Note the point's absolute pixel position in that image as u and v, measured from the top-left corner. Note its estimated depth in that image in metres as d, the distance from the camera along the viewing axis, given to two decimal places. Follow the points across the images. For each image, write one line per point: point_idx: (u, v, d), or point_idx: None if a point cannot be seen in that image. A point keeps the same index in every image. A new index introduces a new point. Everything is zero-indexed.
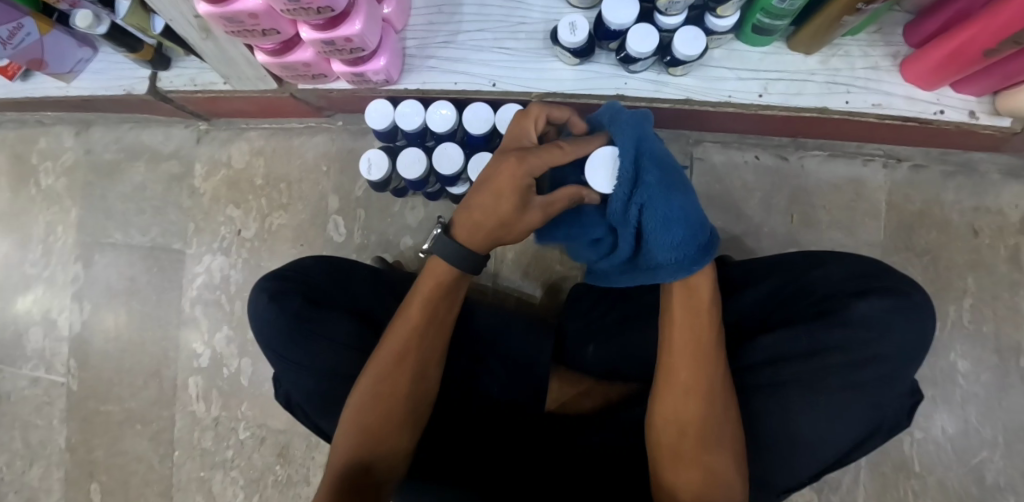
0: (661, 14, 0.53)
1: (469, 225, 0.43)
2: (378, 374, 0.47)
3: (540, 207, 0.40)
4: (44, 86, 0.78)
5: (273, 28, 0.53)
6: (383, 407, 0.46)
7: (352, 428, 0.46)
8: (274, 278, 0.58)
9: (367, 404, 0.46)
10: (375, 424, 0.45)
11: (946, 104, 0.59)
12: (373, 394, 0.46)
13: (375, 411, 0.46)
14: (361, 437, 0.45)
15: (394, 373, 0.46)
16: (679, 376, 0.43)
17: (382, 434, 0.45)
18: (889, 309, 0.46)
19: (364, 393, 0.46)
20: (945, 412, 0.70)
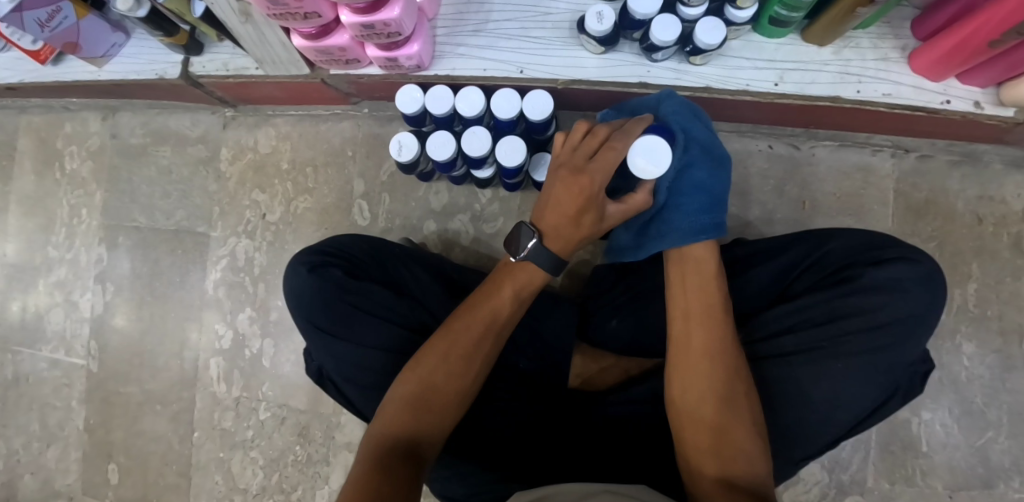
0: (684, 5, 0.56)
1: (554, 233, 0.48)
2: (441, 353, 0.47)
3: (618, 212, 0.49)
4: (76, 70, 0.80)
5: (314, 11, 0.55)
6: (441, 385, 0.47)
7: (399, 404, 0.46)
8: (310, 252, 0.59)
9: (427, 379, 0.46)
10: (424, 401, 0.46)
11: (952, 94, 0.62)
12: (435, 370, 0.47)
13: (433, 387, 0.46)
14: (413, 410, 0.45)
15: (448, 353, 0.48)
16: (700, 352, 0.45)
17: (435, 410, 0.46)
18: (905, 276, 0.49)
19: (422, 370, 0.47)
20: (951, 393, 0.73)
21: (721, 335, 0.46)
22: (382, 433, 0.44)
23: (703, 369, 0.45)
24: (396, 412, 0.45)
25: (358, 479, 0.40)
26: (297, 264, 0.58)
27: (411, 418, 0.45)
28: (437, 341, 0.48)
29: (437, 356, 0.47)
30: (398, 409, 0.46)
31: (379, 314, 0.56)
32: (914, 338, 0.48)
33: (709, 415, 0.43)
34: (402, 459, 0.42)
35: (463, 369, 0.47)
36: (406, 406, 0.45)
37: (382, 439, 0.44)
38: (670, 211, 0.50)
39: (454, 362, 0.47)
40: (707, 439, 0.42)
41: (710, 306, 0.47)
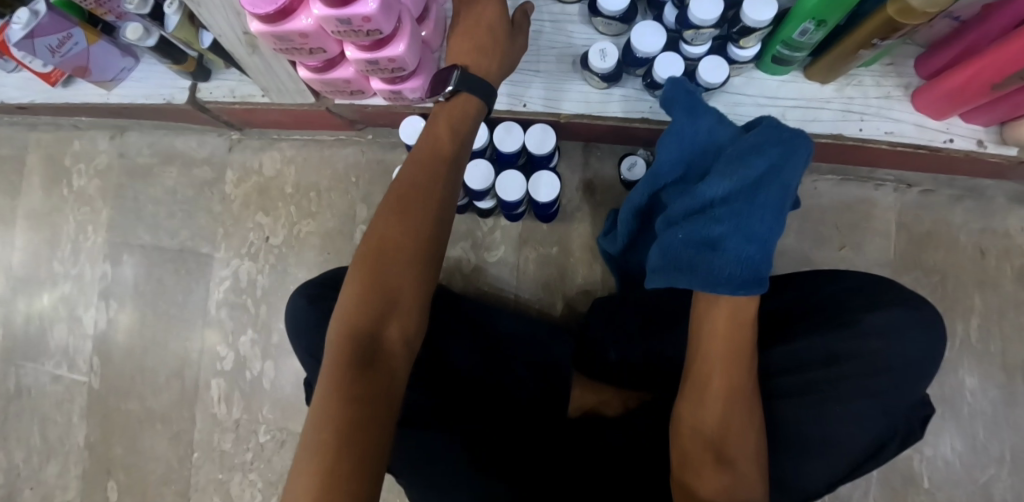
0: (687, 43, 0.59)
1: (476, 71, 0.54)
2: (372, 252, 0.43)
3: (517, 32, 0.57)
4: (85, 93, 0.81)
5: (320, 46, 0.57)
6: (386, 290, 0.41)
7: (362, 268, 0.42)
8: (313, 284, 0.61)
9: (386, 229, 0.43)
10: (388, 254, 0.42)
11: (955, 132, 0.62)
12: (385, 251, 0.42)
13: (389, 242, 0.43)
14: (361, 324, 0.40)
15: (411, 198, 0.45)
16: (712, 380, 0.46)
17: (399, 266, 0.42)
18: (904, 321, 0.49)
19: (362, 277, 0.41)
20: (954, 428, 0.72)
21: (733, 370, 0.46)
22: (348, 314, 0.41)
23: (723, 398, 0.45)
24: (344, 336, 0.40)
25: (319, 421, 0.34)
26: (299, 297, 0.60)
27: (363, 326, 0.40)
28: (366, 249, 0.43)
29: (370, 257, 0.42)
30: (345, 326, 0.40)
31: None
32: (913, 380, 0.48)
33: (708, 442, 0.45)
34: (366, 346, 0.39)
35: (421, 212, 0.44)
36: (350, 322, 0.40)
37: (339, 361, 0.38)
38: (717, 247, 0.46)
39: (415, 213, 0.44)
40: (711, 463, 0.44)
41: (733, 346, 0.46)
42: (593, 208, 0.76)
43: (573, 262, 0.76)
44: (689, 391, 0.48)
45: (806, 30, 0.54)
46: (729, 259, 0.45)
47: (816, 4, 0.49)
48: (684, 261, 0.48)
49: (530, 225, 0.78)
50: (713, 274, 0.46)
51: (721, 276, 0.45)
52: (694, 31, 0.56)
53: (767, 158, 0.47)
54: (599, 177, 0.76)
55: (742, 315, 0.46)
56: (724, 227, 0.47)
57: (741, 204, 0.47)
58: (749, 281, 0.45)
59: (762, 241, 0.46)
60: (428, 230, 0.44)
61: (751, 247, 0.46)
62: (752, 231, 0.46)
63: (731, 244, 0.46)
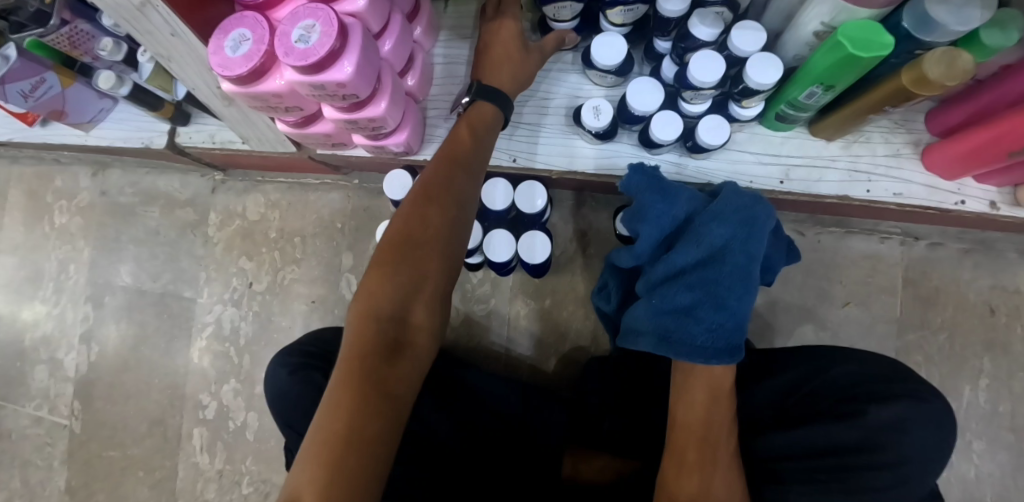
0: (685, 101, 0.56)
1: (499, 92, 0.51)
2: (399, 238, 0.42)
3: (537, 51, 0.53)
4: (62, 133, 0.78)
5: (296, 105, 0.54)
6: (409, 282, 0.41)
7: (384, 258, 0.41)
8: (294, 351, 0.58)
9: (410, 219, 0.42)
10: (408, 247, 0.41)
11: (967, 193, 0.59)
12: (407, 238, 0.42)
13: (412, 233, 0.42)
14: (383, 312, 0.40)
15: (435, 193, 0.44)
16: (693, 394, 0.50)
17: (418, 256, 0.41)
18: (912, 415, 0.45)
19: (388, 261, 0.41)
20: (961, 492, 0.69)
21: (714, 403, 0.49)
22: (369, 301, 0.40)
23: (702, 417, 0.49)
24: (363, 316, 0.39)
25: (330, 398, 0.34)
26: (277, 365, 0.57)
27: (386, 311, 0.40)
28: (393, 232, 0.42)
29: (394, 242, 0.42)
30: (367, 303, 0.40)
31: None
32: (923, 480, 0.44)
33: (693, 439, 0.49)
34: (385, 343, 0.38)
35: (443, 210, 0.43)
36: (372, 301, 0.40)
37: (355, 340, 0.38)
38: (689, 316, 0.48)
39: (436, 207, 0.43)
40: (694, 457, 0.47)
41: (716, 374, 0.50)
42: (586, 259, 0.74)
43: (564, 314, 0.74)
44: (677, 405, 0.52)
45: (813, 93, 0.51)
46: (701, 331, 0.47)
47: (825, 70, 0.47)
48: (661, 329, 0.49)
49: (522, 275, 0.75)
50: (686, 346, 0.47)
51: (694, 347, 0.47)
52: (694, 91, 0.53)
53: (736, 226, 0.49)
54: (593, 227, 0.74)
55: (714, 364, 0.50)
56: (694, 298, 0.48)
57: (712, 275, 0.48)
58: (722, 352, 0.47)
59: (731, 309, 0.47)
60: (456, 226, 0.44)
61: (722, 317, 0.47)
62: (723, 302, 0.47)
63: (703, 314, 0.47)
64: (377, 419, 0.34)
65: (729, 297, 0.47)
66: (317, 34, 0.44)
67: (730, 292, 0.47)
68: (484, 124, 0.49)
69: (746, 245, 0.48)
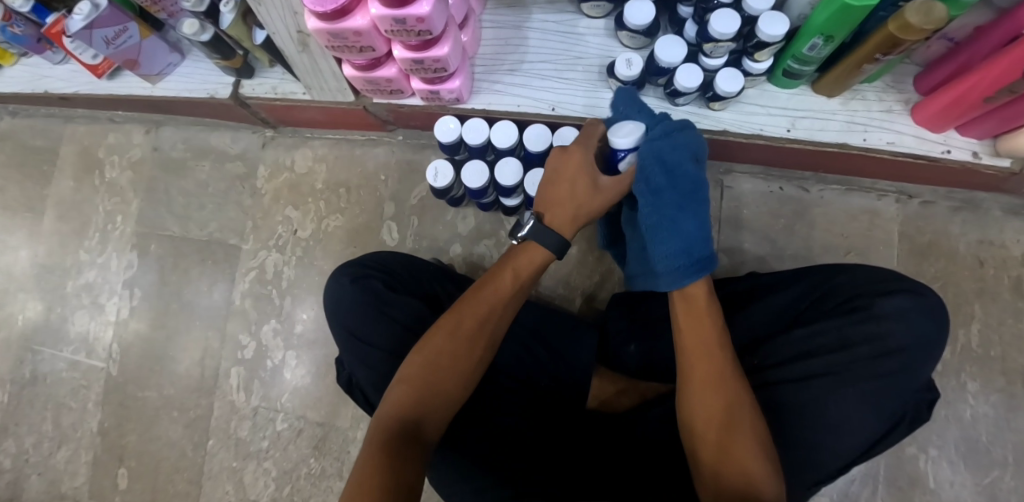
0: (706, 56, 0.63)
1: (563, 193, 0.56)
2: (448, 340, 0.51)
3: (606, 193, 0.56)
4: (130, 86, 0.85)
5: (370, 46, 0.62)
6: (445, 370, 0.50)
7: (431, 351, 0.50)
8: (351, 265, 0.62)
9: (456, 321, 0.52)
10: (446, 346, 0.50)
11: (952, 144, 0.68)
12: (449, 337, 0.51)
13: (452, 335, 0.51)
14: (421, 393, 0.48)
15: (480, 302, 0.53)
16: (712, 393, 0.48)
17: (452, 356, 0.50)
18: (911, 307, 0.52)
19: (432, 354, 0.50)
20: (957, 430, 0.74)
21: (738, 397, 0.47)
22: (409, 377, 0.49)
23: (725, 408, 0.46)
24: (405, 396, 0.48)
25: (366, 454, 0.42)
26: (339, 275, 0.61)
27: (418, 402, 0.47)
28: (443, 327, 0.51)
29: (443, 342, 0.51)
30: (410, 393, 0.48)
31: (406, 324, 0.58)
32: (919, 364, 0.51)
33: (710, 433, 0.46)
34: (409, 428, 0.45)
35: (479, 325, 0.52)
36: (412, 390, 0.48)
37: (390, 418, 0.46)
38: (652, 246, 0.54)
39: (479, 320, 0.52)
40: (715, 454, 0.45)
41: (725, 369, 0.48)
42: None
43: (591, 261, 0.80)
44: (687, 399, 0.49)
45: (815, 45, 0.59)
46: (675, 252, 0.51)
47: (824, 22, 0.55)
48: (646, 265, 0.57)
49: None
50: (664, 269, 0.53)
51: (668, 269, 0.52)
52: (713, 44, 0.61)
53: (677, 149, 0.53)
54: None
55: (693, 303, 0.52)
56: (650, 226, 0.54)
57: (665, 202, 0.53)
58: (691, 269, 0.51)
59: (694, 224, 0.52)
60: (487, 337, 0.52)
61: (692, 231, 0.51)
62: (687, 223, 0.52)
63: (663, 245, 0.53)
64: (407, 475, 0.41)
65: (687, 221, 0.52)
66: None
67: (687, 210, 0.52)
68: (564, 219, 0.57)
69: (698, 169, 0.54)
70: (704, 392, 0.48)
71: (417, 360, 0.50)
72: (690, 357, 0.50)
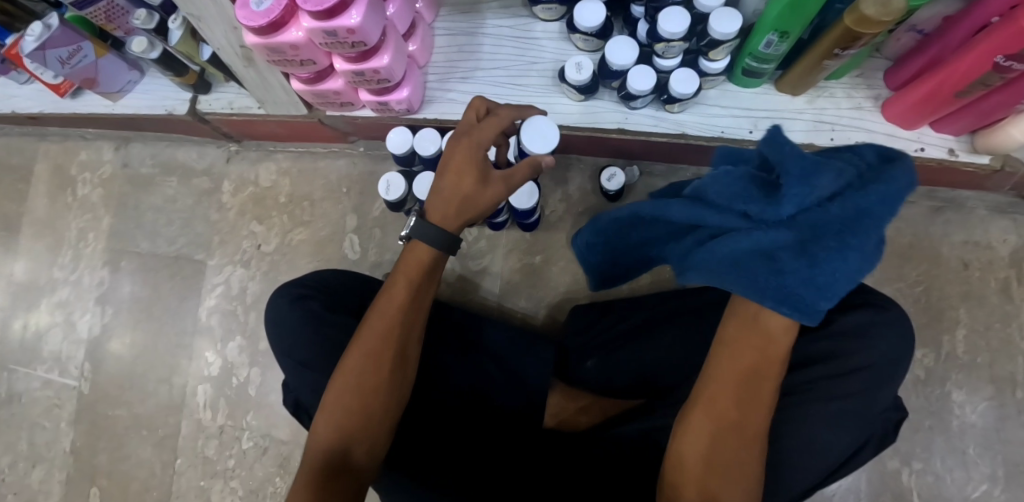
0: (659, 57, 0.61)
1: (451, 188, 0.48)
2: (360, 362, 0.46)
3: (498, 180, 0.49)
4: (92, 104, 0.85)
5: (310, 59, 0.60)
6: (365, 393, 0.46)
7: (349, 373, 0.46)
8: (291, 286, 0.60)
9: (370, 334, 0.47)
10: (362, 367, 0.46)
11: (926, 142, 0.65)
12: (366, 354, 0.46)
13: (369, 353, 0.46)
14: (343, 427, 0.44)
15: (392, 309, 0.48)
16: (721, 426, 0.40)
17: (375, 378, 0.46)
18: (874, 321, 0.49)
19: (348, 382, 0.46)
20: (943, 442, 0.70)
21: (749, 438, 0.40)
22: (332, 405, 0.45)
23: (732, 454, 0.39)
24: (329, 430, 0.45)
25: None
26: (278, 298, 0.59)
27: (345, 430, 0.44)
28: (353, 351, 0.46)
29: (354, 366, 0.46)
30: (335, 414, 0.45)
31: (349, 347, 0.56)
32: (886, 384, 0.48)
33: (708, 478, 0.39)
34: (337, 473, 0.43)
35: (394, 335, 0.47)
36: (336, 424, 0.44)
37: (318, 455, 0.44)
38: (786, 264, 0.36)
39: (393, 330, 0.48)
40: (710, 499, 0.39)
41: (747, 410, 0.40)
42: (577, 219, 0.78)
43: (555, 272, 0.78)
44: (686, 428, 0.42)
45: (771, 42, 0.56)
46: (794, 282, 0.36)
47: (777, 17, 0.52)
48: (737, 278, 0.39)
49: (513, 233, 0.80)
50: (774, 287, 0.37)
51: (781, 297, 0.37)
52: (665, 44, 0.58)
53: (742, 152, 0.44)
54: (581, 191, 0.79)
55: (772, 353, 0.40)
56: (802, 234, 0.36)
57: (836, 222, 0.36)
58: (811, 308, 0.37)
59: (851, 267, 0.36)
60: (404, 344, 0.48)
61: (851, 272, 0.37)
62: (819, 257, 0.36)
63: (795, 270, 0.36)
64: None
65: (848, 261, 0.36)
66: None
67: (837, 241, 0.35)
68: (458, 209, 0.49)
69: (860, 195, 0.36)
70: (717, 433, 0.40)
71: (344, 377, 0.46)
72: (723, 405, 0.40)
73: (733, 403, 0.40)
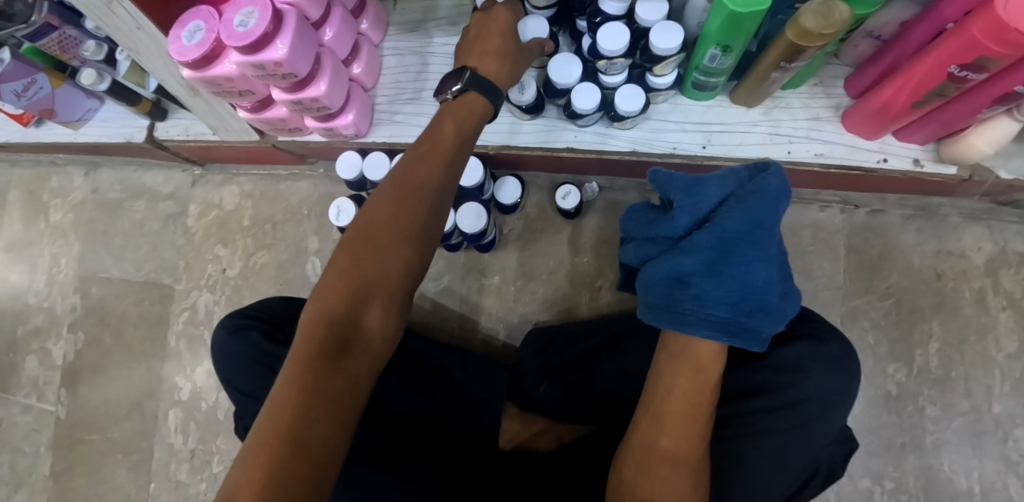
0: (604, 74, 0.59)
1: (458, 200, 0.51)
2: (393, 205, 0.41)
3: None
4: (55, 133, 0.85)
5: (249, 89, 0.59)
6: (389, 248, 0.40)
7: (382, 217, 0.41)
8: (239, 315, 0.60)
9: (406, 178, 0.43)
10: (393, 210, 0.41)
11: (890, 152, 0.62)
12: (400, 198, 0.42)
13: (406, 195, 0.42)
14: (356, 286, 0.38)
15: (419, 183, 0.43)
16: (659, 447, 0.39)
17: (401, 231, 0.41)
18: (811, 353, 0.48)
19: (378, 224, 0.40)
20: (917, 460, 0.68)
21: (686, 456, 0.39)
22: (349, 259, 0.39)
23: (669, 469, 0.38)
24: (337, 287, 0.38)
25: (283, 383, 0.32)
26: (225, 329, 0.59)
27: (343, 309, 0.37)
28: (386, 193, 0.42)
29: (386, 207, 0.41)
30: (339, 289, 0.37)
31: None
32: (822, 417, 0.46)
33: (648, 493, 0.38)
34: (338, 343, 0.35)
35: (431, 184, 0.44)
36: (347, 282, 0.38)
37: (310, 328, 0.36)
38: (700, 278, 0.39)
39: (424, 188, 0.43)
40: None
41: (685, 428, 0.40)
42: (536, 237, 0.78)
43: (516, 291, 0.78)
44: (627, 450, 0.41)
45: (715, 56, 0.54)
46: (706, 301, 0.38)
47: (717, 32, 0.50)
48: (666, 298, 0.40)
49: (473, 252, 0.79)
50: (693, 312, 0.39)
51: (701, 312, 0.38)
52: (607, 61, 0.56)
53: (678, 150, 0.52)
54: (540, 207, 0.78)
55: (703, 381, 0.40)
56: (704, 248, 0.40)
57: (730, 234, 0.39)
58: (731, 326, 0.38)
59: (758, 281, 0.39)
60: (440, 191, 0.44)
61: (763, 279, 0.39)
62: (724, 270, 0.39)
63: (707, 282, 0.39)
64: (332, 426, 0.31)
65: (750, 271, 0.39)
66: (255, 19, 0.49)
67: (736, 249, 0.39)
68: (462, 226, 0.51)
69: (744, 206, 0.40)
70: (655, 443, 0.40)
71: (340, 258, 0.39)
72: (665, 424, 0.40)
73: (674, 417, 0.40)
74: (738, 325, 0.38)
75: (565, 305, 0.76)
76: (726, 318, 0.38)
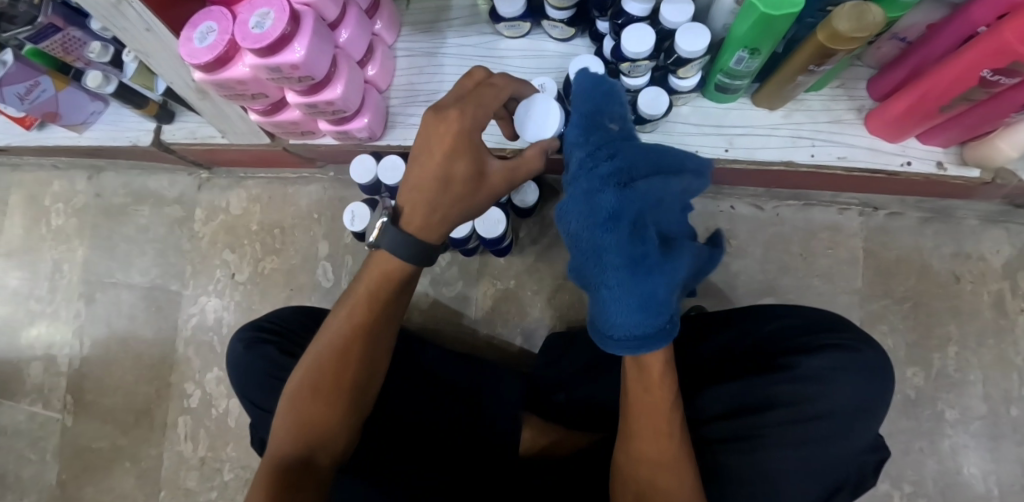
0: (626, 75, 0.58)
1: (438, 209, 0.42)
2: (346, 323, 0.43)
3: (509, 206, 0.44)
4: (57, 137, 0.83)
5: (262, 92, 0.58)
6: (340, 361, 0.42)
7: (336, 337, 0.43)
8: (252, 326, 0.60)
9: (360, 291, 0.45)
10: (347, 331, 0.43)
11: (912, 155, 0.61)
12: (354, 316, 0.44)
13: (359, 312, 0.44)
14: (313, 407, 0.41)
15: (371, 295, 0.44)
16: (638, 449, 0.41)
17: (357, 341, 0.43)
18: (842, 362, 0.47)
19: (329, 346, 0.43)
20: (936, 463, 0.67)
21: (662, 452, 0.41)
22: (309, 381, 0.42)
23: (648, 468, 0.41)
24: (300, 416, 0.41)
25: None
26: (239, 340, 0.58)
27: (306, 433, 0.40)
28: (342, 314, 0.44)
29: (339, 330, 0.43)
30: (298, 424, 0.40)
31: None
32: (854, 428, 0.46)
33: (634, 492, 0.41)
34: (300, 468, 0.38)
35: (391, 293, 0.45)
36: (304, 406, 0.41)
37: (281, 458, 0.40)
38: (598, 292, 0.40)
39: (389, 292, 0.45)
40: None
41: (655, 426, 0.41)
42: (550, 240, 0.77)
43: (531, 295, 0.77)
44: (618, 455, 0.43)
45: (742, 58, 0.53)
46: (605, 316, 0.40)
47: (745, 34, 0.49)
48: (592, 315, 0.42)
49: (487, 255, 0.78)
50: (606, 329, 0.40)
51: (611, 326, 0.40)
52: (631, 63, 0.55)
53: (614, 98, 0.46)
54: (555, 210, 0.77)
55: (654, 374, 0.41)
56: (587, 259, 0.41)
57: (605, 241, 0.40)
58: (639, 337, 0.39)
59: (641, 281, 0.38)
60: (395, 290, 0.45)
61: (649, 279, 0.38)
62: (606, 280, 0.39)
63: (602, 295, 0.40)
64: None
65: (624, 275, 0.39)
66: (271, 20, 0.48)
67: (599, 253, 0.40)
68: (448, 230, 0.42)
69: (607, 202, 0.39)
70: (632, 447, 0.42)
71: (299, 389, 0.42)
72: (633, 431, 0.42)
73: (645, 416, 0.42)
74: (646, 332, 0.39)
75: (581, 309, 0.75)
76: (625, 328, 0.39)
